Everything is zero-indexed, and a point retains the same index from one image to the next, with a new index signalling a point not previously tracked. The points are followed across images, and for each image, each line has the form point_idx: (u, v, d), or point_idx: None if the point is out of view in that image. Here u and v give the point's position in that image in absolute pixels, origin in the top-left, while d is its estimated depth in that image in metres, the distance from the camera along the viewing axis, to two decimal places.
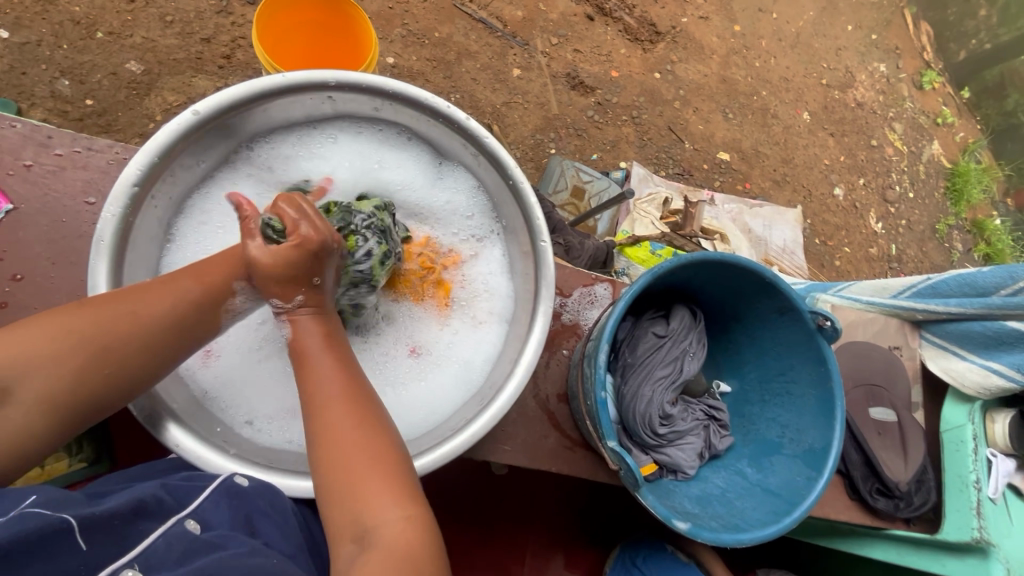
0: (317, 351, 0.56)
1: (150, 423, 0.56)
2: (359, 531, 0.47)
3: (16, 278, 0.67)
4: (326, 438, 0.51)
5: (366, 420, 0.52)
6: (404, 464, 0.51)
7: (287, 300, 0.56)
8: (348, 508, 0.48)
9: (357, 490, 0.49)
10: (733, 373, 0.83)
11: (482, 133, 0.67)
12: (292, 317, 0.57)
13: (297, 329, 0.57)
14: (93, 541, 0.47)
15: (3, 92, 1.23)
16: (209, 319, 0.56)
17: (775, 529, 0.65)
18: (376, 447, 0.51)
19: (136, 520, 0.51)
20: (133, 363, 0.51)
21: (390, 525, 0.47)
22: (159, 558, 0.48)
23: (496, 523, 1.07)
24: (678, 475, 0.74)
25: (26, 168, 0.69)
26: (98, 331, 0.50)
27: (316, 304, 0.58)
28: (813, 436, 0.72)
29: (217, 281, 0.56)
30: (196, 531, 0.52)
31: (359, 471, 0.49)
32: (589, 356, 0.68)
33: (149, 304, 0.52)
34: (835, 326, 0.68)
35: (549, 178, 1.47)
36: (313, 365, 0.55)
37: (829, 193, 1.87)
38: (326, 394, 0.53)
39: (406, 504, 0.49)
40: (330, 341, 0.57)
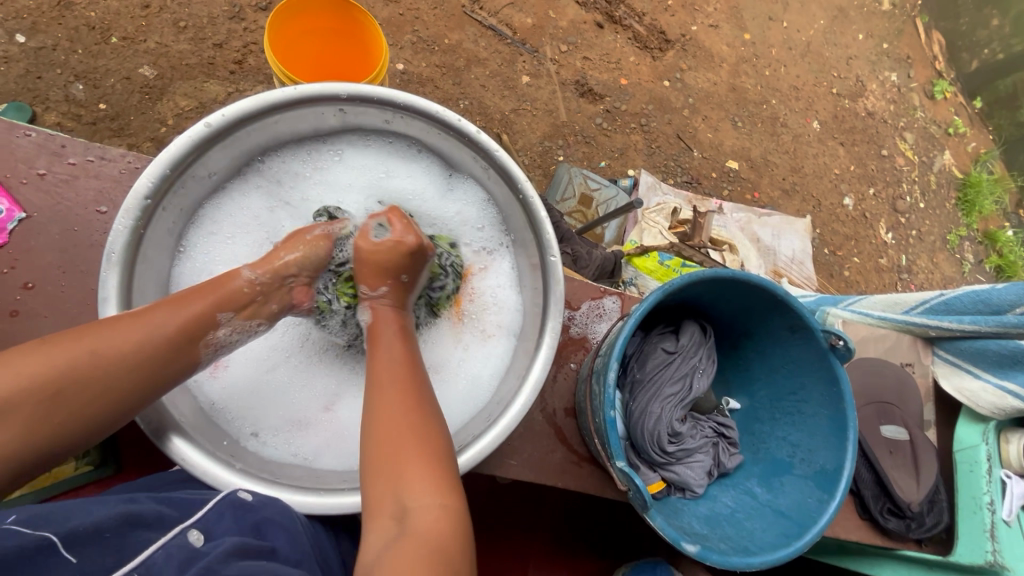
0: (390, 333, 0.61)
1: (155, 436, 0.55)
2: (399, 511, 0.49)
3: (27, 287, 0.67)
4: (385, 410, 0.54)
5: (421, 396, 0.56)
6: (444, 446, 0.53)
7: (373, 288, 0.64)
8: (391, 485, 0.50)
9: (397, 471, 0.50)
10: (742, 390, 0.82)
11: (493, 146, 0.66)
12: (375, 305, 0.64)
13: (377, 315, 0.64)
14: (85, 552, 0.50)
15: (18, 96, 1.24)
16: (183, 356, 0.55)
17: (786, 552, 0.64)
18: (424, 427, 0.53)
19: (130, 531, 0.53)
20: (93, 406, 0.49)
21: (424, 510, 0.48)
22: (159, 567, 0.52)
23: (500, 534, 1.07)
24: (686, 493, 0.74)
25: (40, 177, 0.69)
26: (63, 370, 0.48)
27: (395, 297, 0.65)
28: (824, 456, 0.71)
29: (194, 314, 0.56)
30: (196, 541, 0.55)
31: (404, 449, 0.51)
32: (599, 372, 0.68)
33: (119, 341, 0.51)
34: (848, 346, 0.68)
35: (557, 185, 1.47)
36: (384, 344, 0.60)
37: (839, 203, 1.86)
38: (393, 370, 0.57)
39: (442, 491, 0.50)
40: (403, 330, 0.63)
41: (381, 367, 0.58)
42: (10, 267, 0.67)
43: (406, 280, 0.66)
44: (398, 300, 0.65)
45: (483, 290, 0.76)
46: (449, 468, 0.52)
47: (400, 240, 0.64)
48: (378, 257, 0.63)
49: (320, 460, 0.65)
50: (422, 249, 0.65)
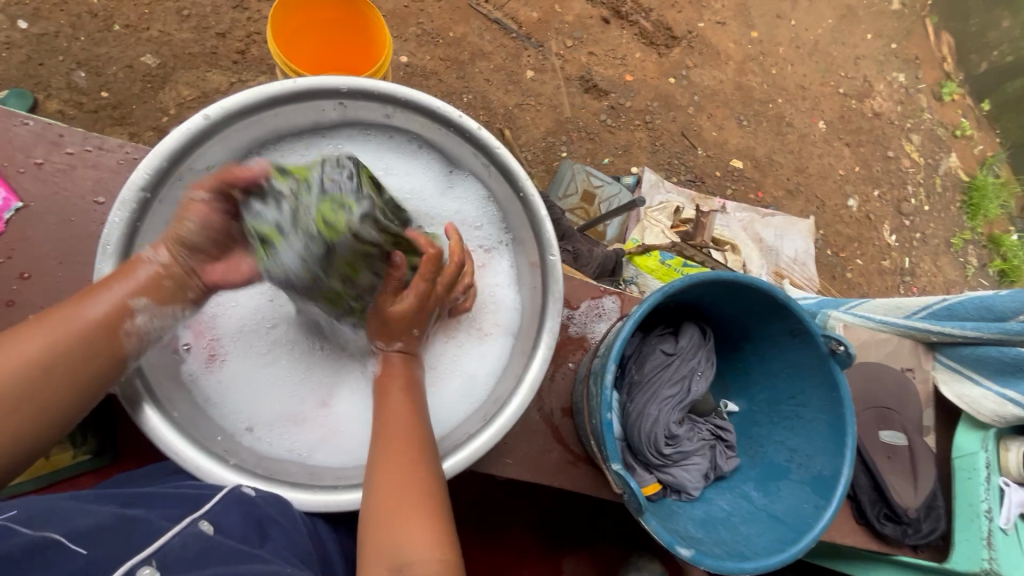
0: (399, 392, 0.60)
1: (129, 404, 0.56)
2: (396, 565, 0.49)
3: (24, 277, 0.67)
4: (385, 466, 0.54)
5: (423, 452, 0.55)
6: (446, 503, 0.54)
7: (388, 341, 0.63)
8: (391, 537, 0.51)
9: (396, 528, 0.51)
10: (741, 393, 0.81)
11: (493, 143, 0.66)
12: (386, 358, 0.63)
13: (386, 369, 0.62)
14: (95, 544, 0.48)
15: (19, 82, 1.23)
16: (102, 346, 0.54)
17: (781, 558, 0.63)
18: (428, 484, 0.54)
19: (138, 523, 0.51)
20: (21, 406, 0.49)
21: (423, 563, 0.49)
22: (175, 557, 0.50)
23: (497, 531, 1.07)
24: (682, 495, 0.73)
25: (37, 166, 0.69)
26: None
27: (410, 348, 0.64)
28: (822, 462, 0.71)
29: (104, 305, 0.54)
30: (207, 532, 0.52)
31: (405, 507, 0.52)
32: (596, 373, 0.67)
33: (24, 346, 0.50)
34: (848, 352, 0.68)
35: (559, 182, 1.46)
36: (390, 396, 0.60)
37: (843, 204, 1.85)
38: (397, 426, 0.57)
39: (438, 545, 0.51)
40: (411, 387, 0.61)
41: (386, 426, 0.57)
42: (7, 256, 0.67)
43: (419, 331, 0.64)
44: (409, 354, 0.64)
45: (481, 289, 0.76)
46: (448, 523, 0.53)
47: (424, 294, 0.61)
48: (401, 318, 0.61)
49: (314, 456, 0.64)
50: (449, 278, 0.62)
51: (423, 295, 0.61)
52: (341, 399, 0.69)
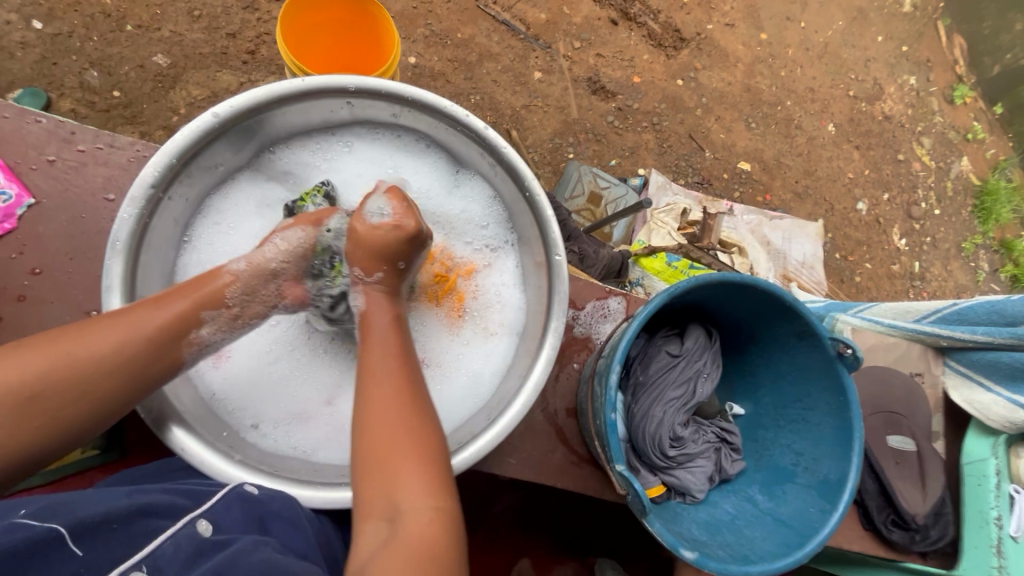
0: (384, 327, 0.60)
1: (155, 426, 0.55)
2: (391, 512, 0.48)
3: (34, 273, 0.68)
4: (375, 403, 0.53)
5: (415, 391, 0.55)
6: (439, 447, 0.52)
7: (368, 274, 0.62)
8: (382, 485, 0.50)
9: (389, 472, 0.50)
10: (747, 396, 0.81)
11: (500, 143, 0.66)
12: (367, 290, 0.62)
13: (368, 304, 0.62)
14: (92, 545, 0.50)
15: (33, 81, 1.25)
16: (167, 354, 0.54)
17: (786, 562, 0.63)
18: (422, 422, 0.53)
19: (139, 520, 0.52)
20: (78, 402, 0.49)
21: (414, 509, 0.48)
22: (166, 560, 0.51)
23: (501, 531, 1.07)
24: (687, 498, 0.73)
25: (49, 163, 0.70)
26: (43, 370, 0.48)
27: (389, 285, 0.63)
28: (828, 467, 0.70)
29: (172, 313, 0.55)
30: (205, 532, 0.53)
31: (391, 450, 0.51)
32: (601, 373, 0.67)
33: (91, 343, 0.50)
34: (856, 354, 0.67)
35: (566, 182, 1.46)
36: (377, 337, 0.59)
37: (852, 207, 1.83)
38: (383, 365, 0.56)
39: (435, 492, 0.50)
40: (397, 322, 0.61)
41: (374, 361, 0.57)
42: (18, 252, 0.68)
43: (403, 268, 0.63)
44: (388, 289, 0.63)
45: (487, 288, 0.76)
46: (444, 470, 0.52)
47: (397, 226, 0.61)
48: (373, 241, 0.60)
49: (319, 453, 0.65)
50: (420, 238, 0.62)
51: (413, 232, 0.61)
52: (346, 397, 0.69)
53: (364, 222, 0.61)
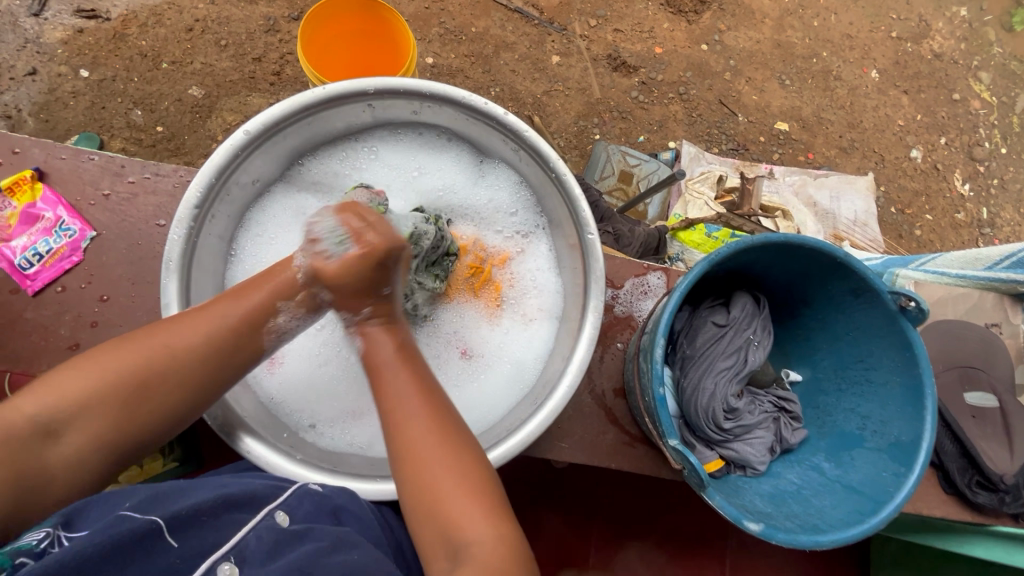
0: (391, 362, 0.55)
1: (223, 430, 0.59)
2: (455, 548, 0.48)
3: (104, 299, 0.73)
4: (409, 444, 0.51)
5: (444, 430, 0.52)
6: (493, 477, 0.52)
7: (361, 310, 0.56)
8: (441, 524, 0.49)
9: (439, 507, 0.50)
10: (804, 361, 0.77)
11: (521, 126, 0.66)
12: (364, 329, 0.56)
13: (370, 343, 0.56)
14: (186, 536, 0.49)
15: (86, 126, 1.34)
16: (248, 346, 0.55)
17: (860, 530, 0.59)
18: (460, 457, 0.52)
19: (225, 513, 0.52)
20: (172, 396, 0.52)
21: (478, 544, 0.48)
22: (250, 551, 0.50)
23: (560, 516, 1.08)
24: (747, 471, 0.70)
25: (106, 197, 0.75)
26: (140, 365, 0.51)
27: (385, 314, 0.57)
28: (899, 428, 0.66)
29: (250, 303, 0.55)
30: (285, 523, 0.53)
31: (444, 490, 0.50)
32: (645, 349, 0.65)
33: (179, 336, 0.52)
34: (922, 307, 0.62)
35: (595, 164, 1.43)
36: (388, 377, 0.54)
37: (905, 156, 1.72)
38: (402, 405, 0.53)
39: (495, 520, 0.50)
40: (403, 354, 0.56)
41: (391, 403, 0.53)
42: (87, 282, 0.73)
43: (392, 294, 0.57)
44: (390, 320, 0.57)
45: (523, 274, 0.76)
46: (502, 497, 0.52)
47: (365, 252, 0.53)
48: (343, 279, 0.53)
49: (375, 448, 0.67)
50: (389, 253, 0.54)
51: (368, 253, 0.53)
52: None
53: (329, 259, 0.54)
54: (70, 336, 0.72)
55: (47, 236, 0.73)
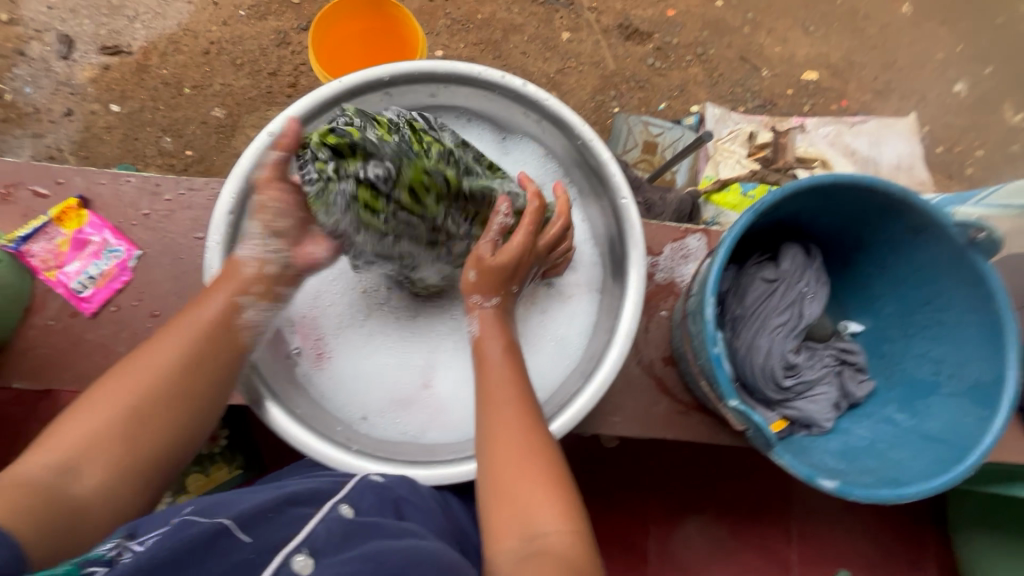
0: (497, 354, 0.59)
1: (254, 403, 0.61)
2: (528, 532, 0.47)
3: (155, 315, 0.75)
4: (497, 427, 0.54)
5: (534, 417, 0.55)
6: (566, 471, 0.52)
7: (485, 296, 0.62)
8: (516, 511, 0.49)
9: (518, 492, 0.50)
10: (863, 311, 0.73)
11: (542, 96, 0.65)
12: (480, 313, 0.62)
13: (482, 331, 0.61)
14: (255, 534, 0.46)
15: (122, 158, 1.38)
16: (225, 344, 0.58)
17: (946, 481, 0.56)
18: (543, 441, 0.53)
19: (290, 509, 0.50)
20: (175, 407, 0.53)
21: (551, 531, 0.47)
22: (323, 542, 0.47)
23: (617, 494, 1.07)
24: (814, 430, 0.67)
25: (145, 217, 0.77)
26: (131, 392, 0.52)
27: (504, 304, 0.63)
28: (979, 369, 0.62)
29: (216, 308, 0.58)
30: (349, 514, 0.51)
31: (522, 476, 0.51)
32: (693, 312, 0.62)
33: (158, 356, 0.54)
34: (993, 236, 0.57)
35: (617, 138, 1.38)
36: (493, 364, 0.59)
37: (948, 91, 1.60)
38: (499, 389, 0.57)
39: (567, 513, 0.48)
40: (510, 348, 0.60)
41: (492, 385, 0.57)
42: (138, 300, 0.76)
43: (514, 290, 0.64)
44: (503, 313, 0.63)
45: None
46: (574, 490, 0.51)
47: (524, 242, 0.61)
48: (494, 266, 0.60)
49: (428, 435, 0.68)
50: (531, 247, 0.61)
51: (524, 248, 0.61)
52: (441, 379, 0.72)
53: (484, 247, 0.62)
54: (128, 352, 0.75)
55: (96, 260, 0.76)
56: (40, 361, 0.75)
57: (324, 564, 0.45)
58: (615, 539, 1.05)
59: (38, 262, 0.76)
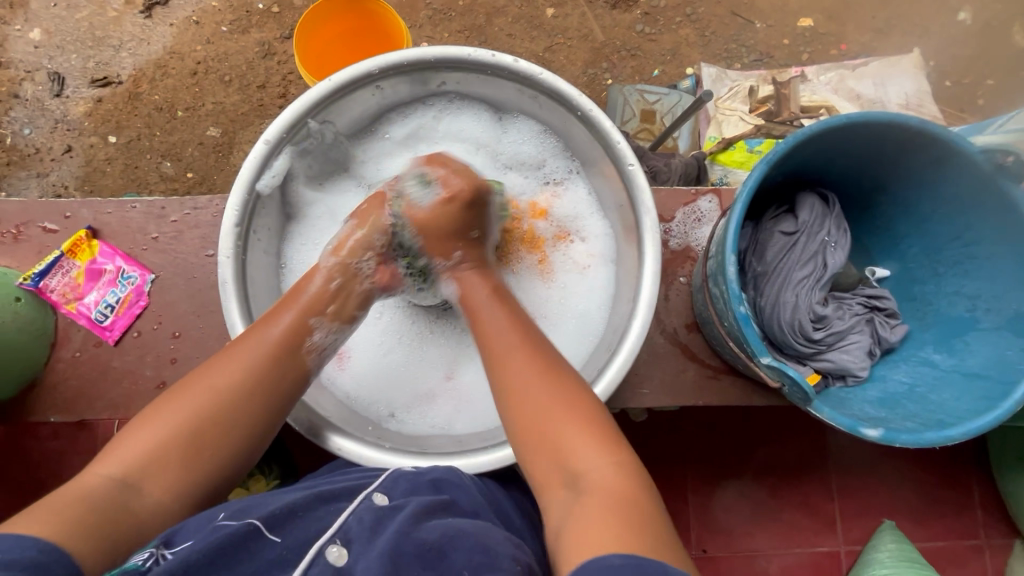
0: (484, 300, 0.63)
1: (311, 433, 0.60)
2: (570, 479, 0.48)
3: (176, 336, 0.76)
4: (513, 373, 0.55)
5: (546, 359, 0.56)
6: (598, 405, 0.53)
7: (449, 256, 0.67)
8: (558, 458, 0.50)
9: (553, 440, 0.51)
10: (889, 254, 0.71)
11: (535, 70, 0.63)
12: (456, 272, 0.66)
13: (466, 285, 0.65)
14: (286, 531, 0.47)
15: (126, 187, 1.39)
16: (291, 366, 0.58)
17: (996, 415, 0.54)
18: (570, 380, 0.54)
19: (322, 504, 0.51)
20: (237, 431, 0.54)
21: (599, 471, 0.48)
22: (355, 532, 0.48)
23: (654, 467, 1.06)
24: (849, 381, 0.66)
25: (155, 240, 0.78)
26: (192, 411, 0.53)
27: (473, 257, 0.67)
28: (1017, 298, 0.60)
29: (285, 327, 0.59)
30: (383, 502, 0.51)
31: (556, 420, 0.51)
32: (714, 274, 0.61)
33: (227, 374, 0.55)
34: (1023, 160, 0.55)
35: (614, 110, 1.35)
36: (484, 311, 0.62)
37: (953, 20, 1.54)
38: (498, 341, 0.58)
39: (606, 447, 0.49)
40: (495, 292, 0.64)
41: (490, 334, 0.60)
42: (158, 323, 0.76)
43: (475, 236, 0.68)
44: (474, 264, 0.67)
45: (568, 222, 0.73)
46: (608, 424, 0.52)
47: (451, 197, 0.66)
48: (433, 224, 0.66)
49: (456, 425, 0.68)
50: (471, 195, 0.66)
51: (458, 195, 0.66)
52: (465, 369, 0.72)
53: (419, 208, 0.67)
54: (155, 375, 0.76)
55: (113, 287, 0.76)
56: (72, 392, 0.76)
57: (355, 561, 0.46)
58: None
59: (57, 296, 0.77)
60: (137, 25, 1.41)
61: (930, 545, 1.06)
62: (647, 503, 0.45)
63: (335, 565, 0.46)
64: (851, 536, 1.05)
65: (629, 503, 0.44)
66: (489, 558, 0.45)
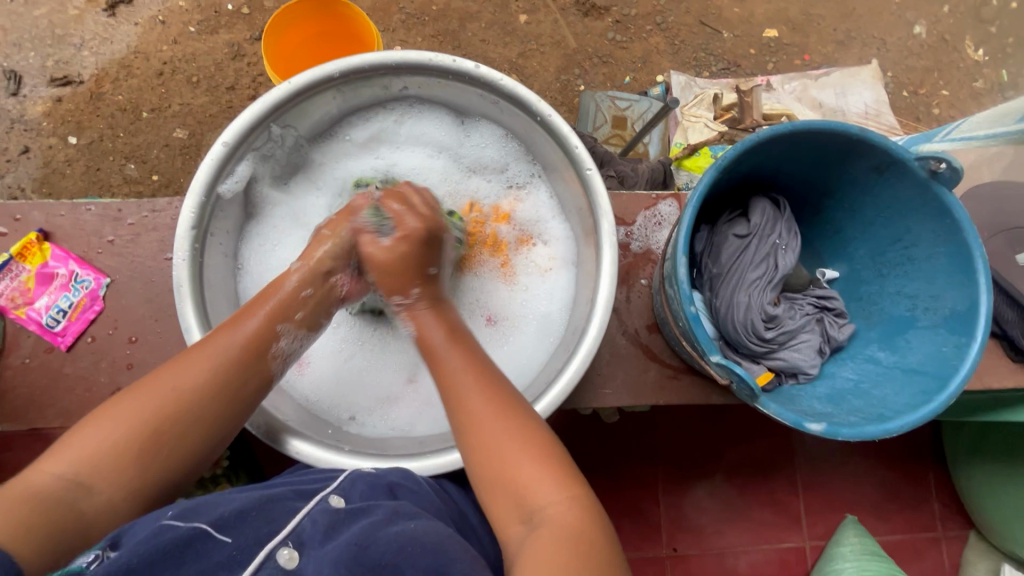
0: (443, 344, 0.59)
1: (268, 437, 0.60)
2: (527, 513, 0.49)
3: (133, 341, 0.74)
4: (473, 409, 0.54)
5: (508, 401, 0.55)
6: (556, 437, 0.54)
7: (406, 294, 0.62)
8: (512, 494, 0.51)
9: (511, 473, 0.51)
10: (838, 256, 0.75)
11: (496, 76, 0.64)
12: (412, 313, 0.62)
13: (420, 325, 0.61)
14: (237, 532, 0.46)
15: (87, 190, 1.35)
16: (257, 371, 0.56)
17: (928, 410, 0.57)
18: (525, 422, 0.53)
19: (275, 506, 0.50)
20: (192, 436, 0.52)
21: (551, 506, 0.49)
22: (308, 534, 0.48)
23: (623, 467, 1.07)
24: (800, 378, 0.68)
25: (111, 243, 0.76)
26: (153, 411, 0.51)
27: (430, 295, 0.63)
28: (951, 298, 0.63)
29: (254, 327, 0.57)
30: (338, 504, 0.52)
31: (511, 456, 0.51)
32: (668, 276, 0.62)
33: (189, 376, 0.53)
34: (953, 166, 0.58)
35: (586, 116, 1.37)
36: (444, 355, 0.58)
37: (908, 34, 1.61)
38: (454, 379, 0.56)
39: (562, 485, 0.50)
40: (452, 333, 0.60)
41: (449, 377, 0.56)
42: (113, 328, 0.74)
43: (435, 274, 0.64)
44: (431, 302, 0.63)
45: (529, 225, 0.75)
46: (562, 458, 0.52)
47: (407, 234, 0.63)
48: (392, 264, 0.62)
49: (417, 428, 0.68)
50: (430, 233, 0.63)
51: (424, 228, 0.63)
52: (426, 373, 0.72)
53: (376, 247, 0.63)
54: (111, 382, 0.74)
55: (65, 292, 0.74)
56: (22, 401, 0.73)
57: (311, 557, 0.46)
58: (626, 509, 1.06)
59: (5, 300, 0.75)
60: (99, 23, 1.37)
61: (891, 537, 1.10)
62: (602, 545, 0.46)
63: (285, 568, 0.45)
64: (815, 530, 1.08)
65: (578, 540, 0.46)
66: (439, 560, 0.46)
